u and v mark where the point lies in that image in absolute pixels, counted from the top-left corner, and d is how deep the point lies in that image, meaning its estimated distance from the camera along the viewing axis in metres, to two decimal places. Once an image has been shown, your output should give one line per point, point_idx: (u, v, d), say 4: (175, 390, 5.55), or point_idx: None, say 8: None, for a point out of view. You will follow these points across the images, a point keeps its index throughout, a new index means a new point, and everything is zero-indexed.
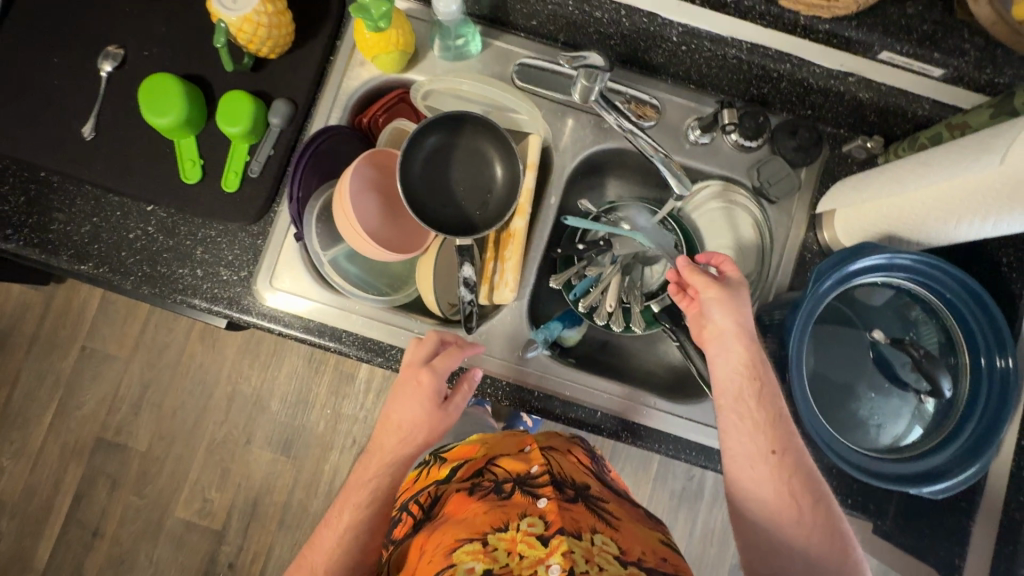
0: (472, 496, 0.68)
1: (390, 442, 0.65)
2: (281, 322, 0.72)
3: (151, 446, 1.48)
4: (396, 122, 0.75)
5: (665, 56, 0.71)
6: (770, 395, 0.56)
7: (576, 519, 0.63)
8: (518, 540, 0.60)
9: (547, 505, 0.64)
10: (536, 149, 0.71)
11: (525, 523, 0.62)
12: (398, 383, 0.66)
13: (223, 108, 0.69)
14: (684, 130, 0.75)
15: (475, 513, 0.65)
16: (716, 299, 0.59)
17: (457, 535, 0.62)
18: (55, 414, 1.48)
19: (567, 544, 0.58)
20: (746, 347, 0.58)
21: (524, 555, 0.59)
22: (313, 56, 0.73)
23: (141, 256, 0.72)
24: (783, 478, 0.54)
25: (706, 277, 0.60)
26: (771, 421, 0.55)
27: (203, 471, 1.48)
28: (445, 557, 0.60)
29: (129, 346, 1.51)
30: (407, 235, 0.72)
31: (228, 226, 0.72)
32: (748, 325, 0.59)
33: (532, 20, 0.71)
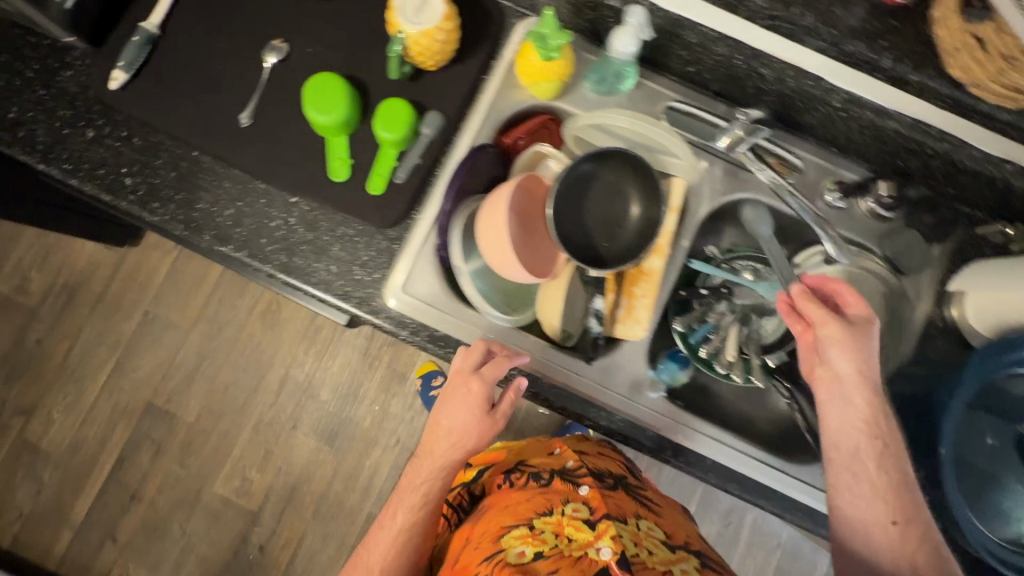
0: (510, 489, 0.75)
1: (438, 445, 0.69)
2: (407, 328, 0.74)
3: (200, 419, 1.50)
4: (538, 146, 0.76)
5: (817, 118, 0.72)
6: (890, 458, 0.59)
7: (619, 506, 0.72)
8: (565, 524, 0.65)
9: (589, 492, 0.70)
10: (681, 192, 0.72)
11: (570, 508, 0.68)
12: (447, 392, 0.68)
13: (381, 112, 0.70)
14: (821, 190, 0.75)
15: (519, 501, 0.71)
16: (835, 338, 0.60)
17: (502, 524, 0.68)
18: (110, 375, 1.50)
19: (614, 530, 0.63)
20: (864, 394, 0.60)
21: (573, 537, 0.64)
22: (470, 72, 0.75)
23: (280, 245, 0.73)
24: (908, 541, 0.58)
25: (826, 313, 0.61)
26: (883, 477, 0.59)
27: (246, 450, 1.49)
28: (495, 543, 0.66)
29: (191, 317, 1.53)
30: (544, 258, 0.71)
31: (367, 228, 0.74)
32: (869, 370, 0.60)
33: (690, 66, 0.73)
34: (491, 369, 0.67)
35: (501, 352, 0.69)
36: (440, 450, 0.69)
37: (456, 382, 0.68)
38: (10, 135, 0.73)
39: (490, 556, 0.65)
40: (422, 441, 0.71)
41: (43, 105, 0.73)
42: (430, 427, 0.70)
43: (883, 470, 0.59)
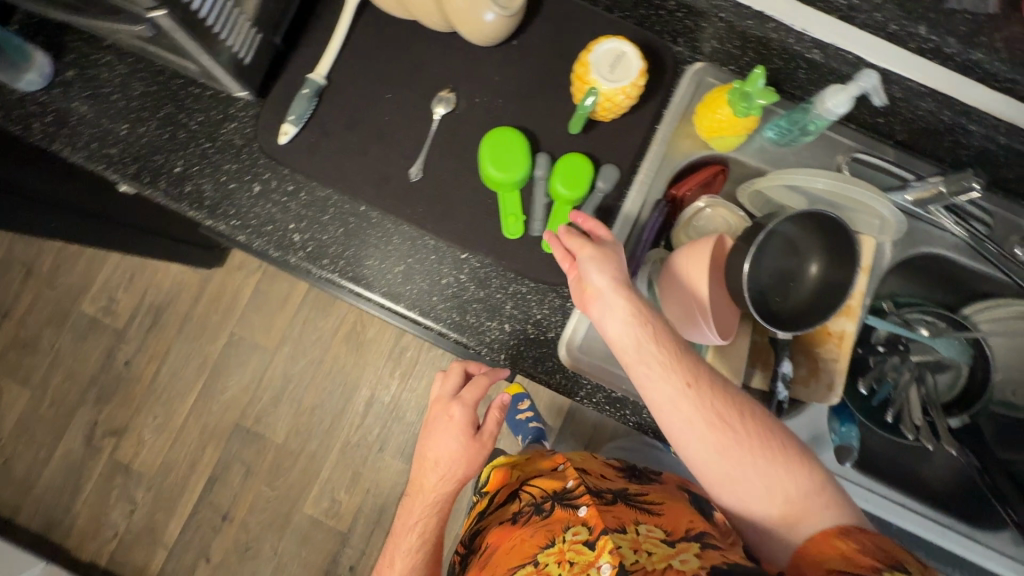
0: (513, 522, 0.73)
1: (422, 477, 0.71)
2: (583, 389, 0.71)
3: (287, 440, 1.50)
4: (712, 200, 0.74)
5: (1015, 173, 0.69)
6: (727, 416, 0.56)
7: (617, 517, 0.65)
8: (566, 550, 0.63)
9: (587, 510, 0.66)
10: (870, 251, 0.70)
11: (571, 533, 0.64)
12: (427, 428, 0.71)
13: (560, 170, 0.70)
14: (1007, 245, 0.71)
15: (524, 537, 0.69)
16: (591, 255, 0.59)
17: (512, 564, 0.67)
18: (199, 396, 1.51)
19: (613, 542, 0.60)
20: (627, 297, 0.58)
21: (575, 561, 0.61)
22: (643, 122, 0.73)
23: (451, 302, 0.71)
24: (783, 470, 0.56)
25: (581, 238, 0.60)
26: (782, 460, 0.56)
27: (334, 471, 1.49)
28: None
29: (276, 338, 1.53)
30: (726, 318, 0.67)
31: (540, 284, 0.72)
32: (620, 275, 0.59)
33: (879, 117, 0.71)
34: (469, 395, 0.69)
35: (479, 373, 0.72)
36: (428, 482, 0.71)
37: (438, 422, 0.70)
38: (174, 189, 0.72)
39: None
40: (413, 476, 0.73)
41: (209, 159, 0.72)
42: (417, 461, 0.71)
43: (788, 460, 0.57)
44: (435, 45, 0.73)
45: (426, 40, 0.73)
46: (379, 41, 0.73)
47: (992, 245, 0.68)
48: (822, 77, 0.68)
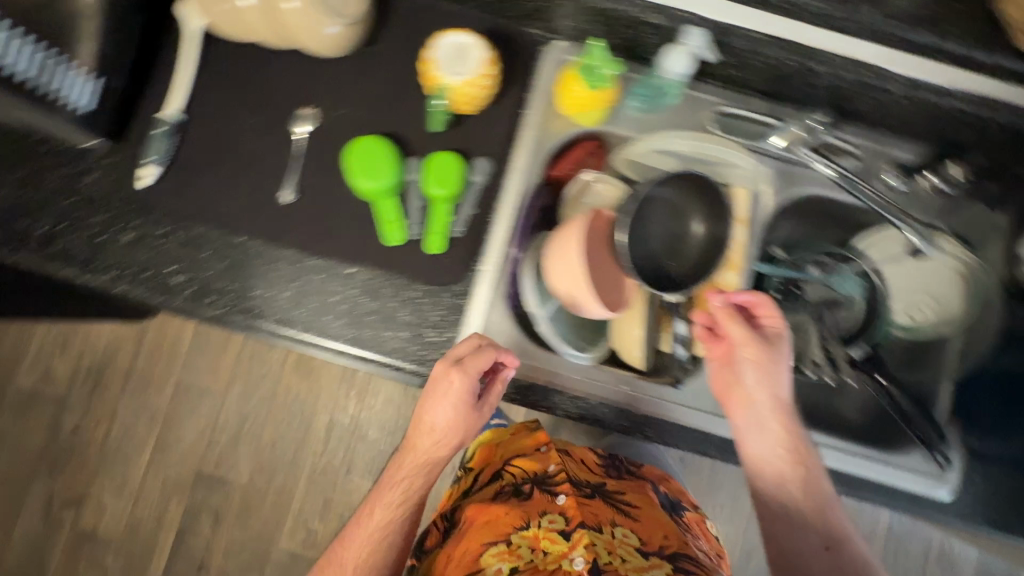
0: (491, 500, 0.75)
1: (411, 447, 0.68)
2: (487, 381, 0.70)
3: (252, 478, 1.48)
4: (590, 177, 0.75)
5: (870, 105, 0.71)
6: (810, 461, 0.62)
7: (594, 514, 0.73)
8: (541, 537, 0.67)
9: (566, 500, 0.72)
10: (746, 203, 0.72)
11: (546, 520, 0.69)
12: (438, 389, 0.64)
13: (432, 169, 0.69)
14: (877, 173, 0.74)
15: (493, 516, 0.71)
16: (749, 351, 0.63)
17: (483, 540, 0.69)
18: (154, 450, 1.48)
19: (589, 538, 0.67)
20: (779, 418, 0.62)
21: (549, 549, 0.66)
22: (508, 110, 0.73)
23: (345, 319, 0.71)
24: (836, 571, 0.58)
25: (742, 329, 0.64)
26: (824, 507, 0.60)
27: (305, 501, 1.48)
28: (475, 563, 0.67)
29: (225, 379, 1.50)
30: (608, 284, 0.70)
31: (431, 287, 0.71)
32: (779, 389, 0.63)
33: (734, 70, 0.72)
34: (470, 360, 0.64)
35: (489, 344, 0.66)
36: (424, 458, 0.67)
37: (445, 386, 0.63)
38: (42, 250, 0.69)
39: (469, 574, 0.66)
40: (407, 445, 0.68)
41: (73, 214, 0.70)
42: (415, 430, 0.67)
43: (829, 509, 0.60)
44: (287, 64, 0.72)
45: (277, 60, 0.72)
46: (229, 67, 0.72)
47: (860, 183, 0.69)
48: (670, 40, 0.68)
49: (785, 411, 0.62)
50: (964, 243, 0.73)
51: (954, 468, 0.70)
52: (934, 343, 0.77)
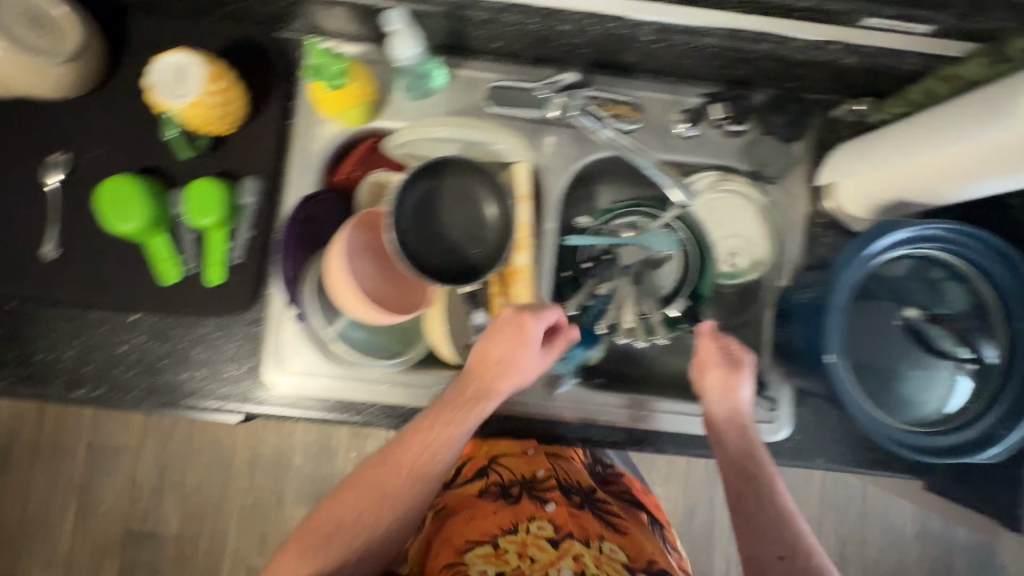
0: (480, 497, 0.74)
1: (486, 381, 0.63)
2: (298, 407, 0.69)
3: (183, 526, 1.45)
4: (372, 176, 0.71)
5: (638, 55, 0.68)
6: (759, 460, 0.63)
7: (583, 527, 0.69)
8: (529, 542, 0.66)
9: (556, 509, 0.71)
10: (524, 178, 0.68)
11: (534, 526, 0.68)
12: (492, 333, 0.63)
13: (190, 199, 0.65)
14: (669, 125, 0.72)
15: (478, 514, 0.71)
16: (716, 381, 0.66)
17: (468, 537, 0.67)
18: (77, 517, 1.44)
19: (578, 548, 0.65)
20: (740, 431, 0.65)
21: (535, 557, 0.64)
22: (272, 122, 0.69)
23: (138, 368, 0.68)
24: None
25: (718, 358, 0.67)
26: (764, 504, 0.60)
27: (241, 539, 1.46)
28: (457, 555, 0.65)
29: (137, 433, 1.47)
30: (392, 293, 0.68)
31: (222, 320, 0.68)
32: (743, 412, 0.66)
33: (495, 41, 0.68)
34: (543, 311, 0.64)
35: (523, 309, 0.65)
36: (472, 390, 0.63)
37: (508, 331, 0.63)
38: None
39: (451, 564, 0.64)
40: (472, 371, 0.64)
41: None
42: (477, 364, 0.64)
43: (771, 504, 0.61)
44: (27, 111, 0.68)
45: (16, 109, 0.68)
46: None
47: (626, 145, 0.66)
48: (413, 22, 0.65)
49: (736, 431, 0.64)
50: (756, 181, 0.73)
51: (783, 407, 0.69)
52: (753, 285, 0.74)
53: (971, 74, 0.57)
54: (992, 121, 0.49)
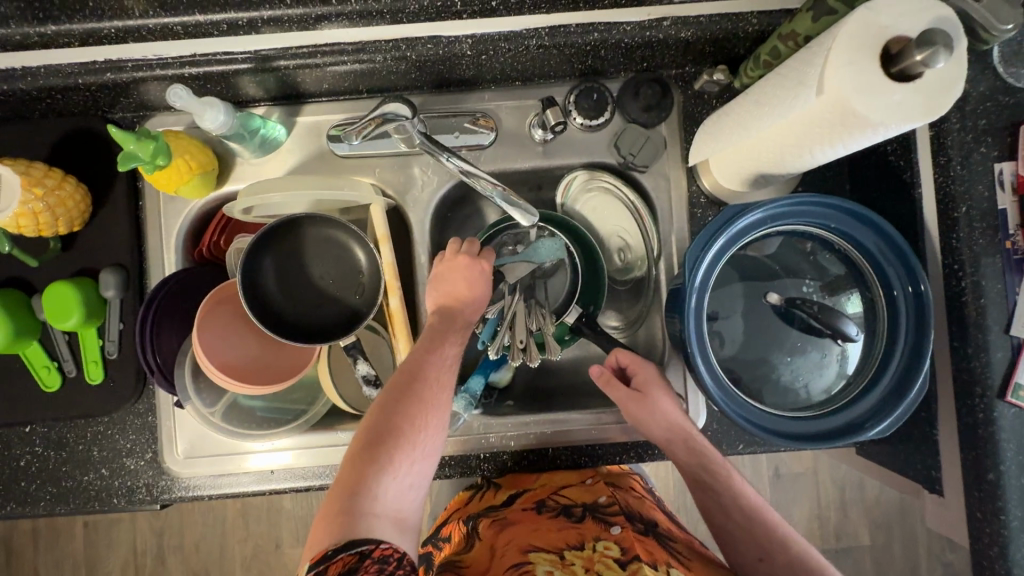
0: (540, 513, 0.66)
1: (469, 310, 0.61)
2: (206, 487, 0.69)
3: None
4: (234, 242, 0.68)
5: (473, 69, 0.65)
6: (711, 461, 0.61)
7: (650, 551, 0.58)
8: (595, 560, 0.58)
9: (623, 532, 0.61)
10: (382, 216, 0.65)
11: (601, 546, 0.59)
12: (443, 271, 0.61)
13: (47, 306, 0.63)
14: (528, 131, 0.69)
15: (542, 527, 0.64)
16: (636, 415, 0.62)
17: (535, 542, 0.61)
18: None
19: (646, 568, 0.54)
20: (685, 443, 0.62)
21: (604, 573, 0.55)
22: (121, 210, 0.68)
23: (41, 479, 0.68)
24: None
25: (626, 391, 0.63)
26: (728, 511, 0.60)
27: None
28: (520, 555, 0.59)
29: None
30: (272, 363, 0.66)
31: (113, 416, 0.68)
32: (679, 426, 0.62)
33: (324, 83, 0.65)
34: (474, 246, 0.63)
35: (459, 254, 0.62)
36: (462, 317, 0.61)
37: (464, 263, 0.61)
38: None
39: (513, 565, 0.58)
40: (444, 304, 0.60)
41: None
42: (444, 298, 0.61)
43: (735, 509, 0.60)
44: None
45: None
46: None
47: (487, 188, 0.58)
48: (231, 82, 0.62)
49: (687, 451, 0.62)
50: (627, 174, 0.70)
51: (693, 401, 0.67)
52: (642, 280, 0.72)
53: (804, 29, 0.53)
54: (796, 93, 0.45)
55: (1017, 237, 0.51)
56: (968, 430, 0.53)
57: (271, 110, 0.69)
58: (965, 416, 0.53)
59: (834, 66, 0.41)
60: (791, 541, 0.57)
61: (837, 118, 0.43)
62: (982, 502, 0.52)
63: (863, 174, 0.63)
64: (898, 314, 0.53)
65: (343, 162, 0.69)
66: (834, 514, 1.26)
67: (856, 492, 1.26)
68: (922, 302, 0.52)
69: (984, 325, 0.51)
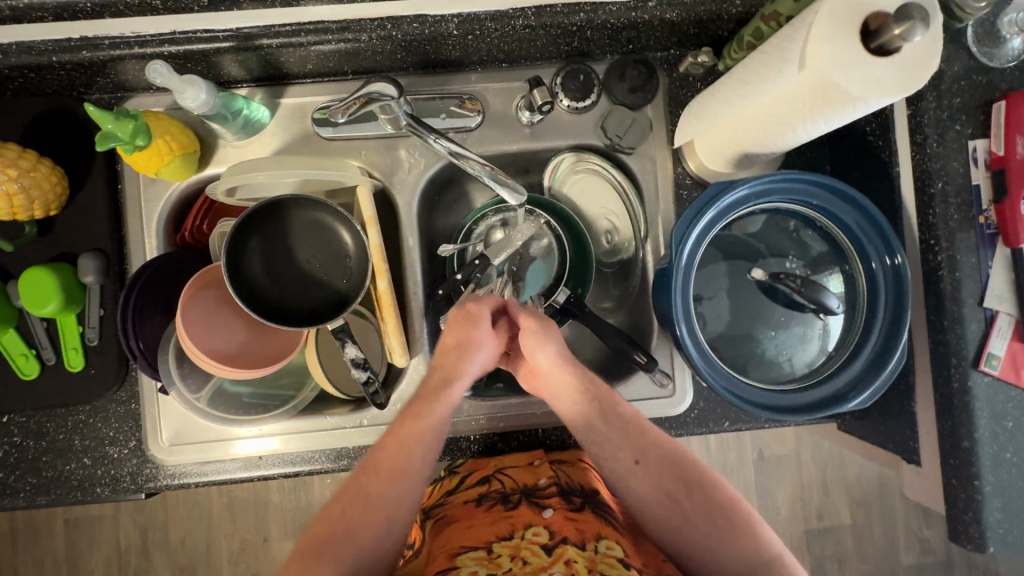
0: (477, 506, 0.64)
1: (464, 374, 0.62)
2: (192, 474, 0.68)
3: None
4: (217, 226, 0.67)
5: (459, 50, 0.64)
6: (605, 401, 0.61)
7: (581, 529, 0.59)
8: (522, 549, 0.58)
9: (555, 514, 0.61)
10: (369, 199, 0.64)
11: (530, 533, 0.59)
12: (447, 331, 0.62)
13: (24, 291, 0.62)
14: (515, 113, 0.69)
15: (475, 522, 0.62)
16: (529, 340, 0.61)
17: (462, 541, 0.60)
18: None
19: (570, 552, 0.57)
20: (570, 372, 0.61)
21: (529, 561, 0.57)
22: (100, 194, 0.66)
23: (20, 469, 0.66)
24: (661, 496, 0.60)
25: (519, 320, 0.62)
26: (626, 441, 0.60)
27: None
28: (449, 561, 0.58)
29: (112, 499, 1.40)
30: (258, 346, 0.65)
31: (94, 404, 0.67)
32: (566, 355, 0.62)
33: (308, 64, 0.65)
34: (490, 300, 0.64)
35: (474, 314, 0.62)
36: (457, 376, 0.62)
37: (471, 322, 0.61)
38: None
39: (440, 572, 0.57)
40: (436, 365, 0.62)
41: None
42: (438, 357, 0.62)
43: (631, 437, 0.61)
44: None
45: None
46: None
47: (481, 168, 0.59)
48: (212, 61, 0.61)
49: (585, 405, 0.61)
50: (613, 155, 0.70)
51: (680, 378, 0.68)
52: (629, 261, 0.73)
53: (785, 10, 0.54)
54: (779, 70, 0.46)
55: (989, 213, 0.53)
56: (944, 400, 0.54)
57: (254, 91, 0.68)
58: (941, 387, 0.55)
59: (815, 39, 0.41)
60: (661, 439, 0.61)
61: (820, 90, 0.43)
62: (958, 469, 0.54)
63: (843, 155, 0.64)
64: (877, 287, 0.55)
65: (329, 145, 0.69)
66: (815, 494, 1.29)
67: (836, 472, 1.30)
68: (900, 273, 0.53)
69: (959, 298, 0.53)
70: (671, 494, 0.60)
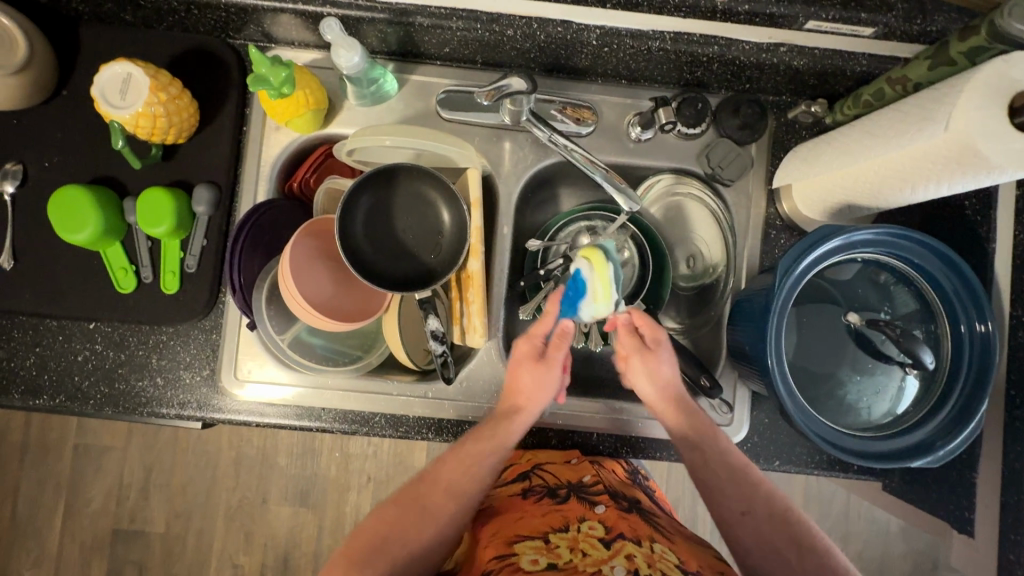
0: (523, 499, 0.66)
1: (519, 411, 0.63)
2: (257, 413, 0.70)
3: (171, 526, 1.34)
4: (328, 182, 0.70)
5: (589, 59, 0.68)
6: (709, 433, 0.61)
7: (634, 528, 0.61)
8: (580, 540, 0.59)
9: (606, 511, 0.63)
10: (478, 183, 0.67)
11: (585, 527, 0.61)
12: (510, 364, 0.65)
13: (142, 208, 0.65)
14: (625, 128, 0.72)
15: (525, 513, 0.64)
16: (640, 370, 0.63)
17: (518, 531, 0.61)
18: (65, 516, 1.34)
19: (630, 548, 0.57)
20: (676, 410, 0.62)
21: (588, 553, 0.58)
22: (225, 131, 0.70)
23: (96, 376, 0.68)
24: (765, 536, 0.57)
25: (635, 345, 0.63)
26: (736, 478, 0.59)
27: (227, 539, 1.35)
28: (506, 547, 0.58)
29: (123, 433, 1.35)
30: (351, 302, 0.68)
31: (179, 327, 0.69)
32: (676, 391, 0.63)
33: (445, 48, 0.68)
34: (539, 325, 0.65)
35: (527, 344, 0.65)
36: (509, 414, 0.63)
37: (527, 358, 0.64)
38: None
39: (499, 557, 0.57)
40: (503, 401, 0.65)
41: None
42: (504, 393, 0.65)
43: (745, 478, 0.59)
44: None
45: None
46: None
47: (599, 169, 0.63)
48: (361, 29, 0.65)
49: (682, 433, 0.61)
50: (712, 184, 0.73)
51: (739, 410, 0.70)
52: (710, 287, 0.75)
53: (916, 76, 0.56)
54: (919, 129, 0.49)
55: None
56: (1013, 475, 0.57)
57: (385, 63, 0.71)
58: (1011, 462, 0.57)
59: (965, 107, 0.45)
60: (772, 493, 0.59)
61: (958, 156, 0.46)
62: (1017, 545, 0.56)
63: (933, 224, 0.67)
64: (962, 352, 0.57)
65: (444, 125, 0.72)
66: None
67: (841, 544, 1.28)
68: (988, 341, 0.55)
69: None
70: (780, 550, 0.56)
